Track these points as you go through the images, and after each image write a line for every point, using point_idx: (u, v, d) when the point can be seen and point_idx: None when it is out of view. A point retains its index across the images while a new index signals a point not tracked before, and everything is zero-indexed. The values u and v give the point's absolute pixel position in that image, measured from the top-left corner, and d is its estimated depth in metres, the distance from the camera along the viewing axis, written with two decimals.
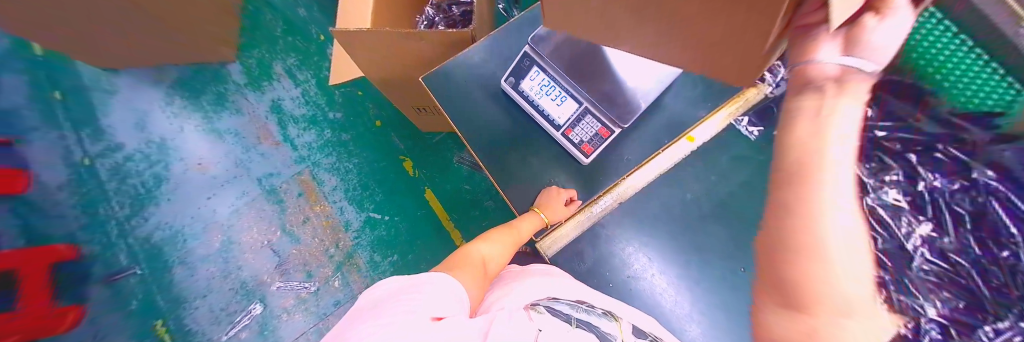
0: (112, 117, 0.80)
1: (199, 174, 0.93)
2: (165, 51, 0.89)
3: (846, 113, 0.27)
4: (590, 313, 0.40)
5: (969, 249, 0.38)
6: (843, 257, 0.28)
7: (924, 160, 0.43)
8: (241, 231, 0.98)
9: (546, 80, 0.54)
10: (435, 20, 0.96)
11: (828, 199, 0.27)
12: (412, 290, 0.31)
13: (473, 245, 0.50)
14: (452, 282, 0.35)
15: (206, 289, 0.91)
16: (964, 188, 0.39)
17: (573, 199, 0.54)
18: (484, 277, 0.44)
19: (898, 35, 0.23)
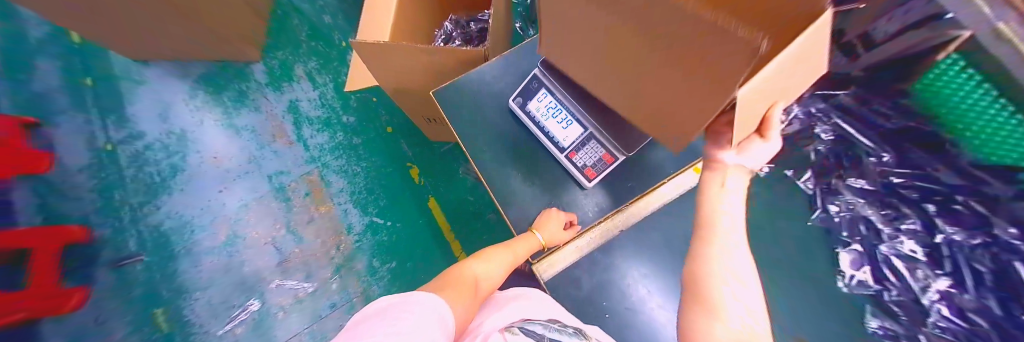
0: (137, 106, 0.89)
1: (214, 167, 0.95)
2: (178, 49, 0.95)
3: (734, 181, 0.40)
4: (563, 333, 0.37)
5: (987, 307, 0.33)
6: (731, 281, 0.38)
7: (942, 210, 0.37)
8: (247, 225, 0.95)
9: (553, 103, 0.54)
10: (452, 34, 0.99)
11: (721, 234, 0.39)
12: (399, 313, 0.30)
13: (468, 263, 0.50)
14: (439, 304, 0.35)
15: (207, 282, 0.87)
16: (985, 244, 0.33)
17: (573, 223, 0.54)
18: (473, 299, 0.43)
19: (764, 155, 0.38)
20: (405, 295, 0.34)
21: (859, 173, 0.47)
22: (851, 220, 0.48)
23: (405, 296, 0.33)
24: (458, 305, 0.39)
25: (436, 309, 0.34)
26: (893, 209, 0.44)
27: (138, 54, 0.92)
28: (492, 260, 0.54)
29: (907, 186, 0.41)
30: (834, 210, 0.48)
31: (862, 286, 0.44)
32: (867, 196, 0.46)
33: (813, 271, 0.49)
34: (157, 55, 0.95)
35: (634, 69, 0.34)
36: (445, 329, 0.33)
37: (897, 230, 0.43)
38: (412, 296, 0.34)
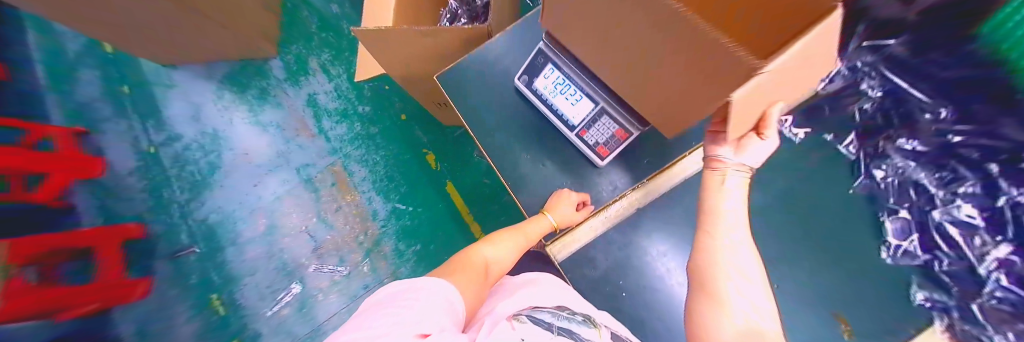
0: (173, 108, 0.99)
1: (246, 162, 1.06)
2: (182, 52, 0.96)
3: (734, 177, 0.37)
4: (571, 321, 0.36)
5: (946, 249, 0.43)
6: (738, 272, 0.33)
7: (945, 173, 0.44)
8: (282, 215, 1.06)
9: (561, 78, 0.52)
10: (458, 12, 0.94)
11: (725, 225, 0.35)
12: (409, 298, 0.28)
13: (478, 247, 0.50)
14: (450, 290, 0.34)
15: (253, 269, 0.99)
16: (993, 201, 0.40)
17: (585, 203, 0.53)
18: (484, 283, 0.43)
19: (762, 154, 0.36)
20: (414, 280, 0.32)
21: (910, 133, 0.45)
22: (898, 183, 0.46)
23: (414, 281, 0.32)
24: (469, 290, 0.38)
25: (447, 295, 0.32)
26: (948, 172, 0.44)
27: (168, 58, 0.99)
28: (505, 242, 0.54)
29: (966, 145, 0.41)
30: (880, 177, 0.46)
31: (906, 256, 0.43)
32: (918, 159, 0.46)
33: (850, 243, 0.45)
34: (162, 56, 0.97)
35: (633, 63, 0.32)
36: (456, 317, 0.31)
37: (952, 194, 0.43)
38: (420, 281, 0.32)
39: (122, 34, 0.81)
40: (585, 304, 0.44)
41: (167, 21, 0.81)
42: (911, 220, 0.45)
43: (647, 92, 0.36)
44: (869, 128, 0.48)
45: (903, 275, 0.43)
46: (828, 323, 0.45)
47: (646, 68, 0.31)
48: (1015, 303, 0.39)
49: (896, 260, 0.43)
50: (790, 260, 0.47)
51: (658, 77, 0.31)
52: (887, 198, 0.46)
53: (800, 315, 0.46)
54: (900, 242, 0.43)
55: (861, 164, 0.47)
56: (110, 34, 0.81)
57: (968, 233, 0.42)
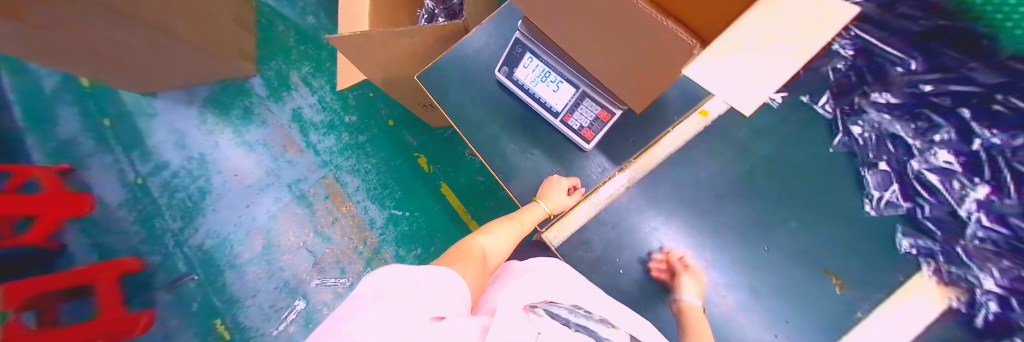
0: (157, 137, 0.98)
1: (237, 184, 1.04)
2: (161, 82, 0.94)
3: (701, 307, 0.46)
4: (589, 318, 0.31)
5: (935, 192, 0.43)
6: None
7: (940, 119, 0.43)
8: (279, 234, 1.04)
9: (540, 65, 0.52)
10: (434, 11, 0.92)
11: None
12: (407, 290, 0.24)
13: (474, 238, 0.49)
14: (449, 277, 0.30)
15: (254, 289, 0.98)
16: (1023, 145, 0.36)
17: (577, 187, 0.53)
18: (483, 273, 0.42)
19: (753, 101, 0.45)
20: (408, 268, 0.28)
21: (884, 86, 0.46)
22: (876, 137, 0.47)
23: (406, 268, 0.28)
24: (471, 276, 0.38)
25: (448, 284, 0.29)
26: (923, 122, 0.44)
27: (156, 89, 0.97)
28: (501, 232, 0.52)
29: (938, 94, 0.42)
30: (857, 133, 0.47)
31: (891, 207, 0.45)
32: (892, 111, 0.46)
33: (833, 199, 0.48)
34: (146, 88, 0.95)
35: (604, 53, 0.38)
36: (462, 304, 0.28)
37: (928, 143, 0.44)
38: (413, 270, 0.28)
39: (102, 68, 0.81)
40: (587, 292, 0.42)
41: (145, 53, 0.80)
42: (891, 172, 0.46)
43: (614, 77, 0.42)
44: (841, 87, 0.49)
45: (888, 224, 0.45)
46: (821, 279, 0.46)
47: (615, 54, 0.36)
48: (996, 241, 0.40)
49: (878, 211, 0.46)
50: (772, 221, 0.49)
51: (623, 62, 0.36)
52: (867, 153, 0.47)
53: (785, 268, 0.48)
54: (882, 193, 0.45)
55: (838, 122, 0.48)
56: (91, 68, 0.80)
57: (946, 178, 0.42)
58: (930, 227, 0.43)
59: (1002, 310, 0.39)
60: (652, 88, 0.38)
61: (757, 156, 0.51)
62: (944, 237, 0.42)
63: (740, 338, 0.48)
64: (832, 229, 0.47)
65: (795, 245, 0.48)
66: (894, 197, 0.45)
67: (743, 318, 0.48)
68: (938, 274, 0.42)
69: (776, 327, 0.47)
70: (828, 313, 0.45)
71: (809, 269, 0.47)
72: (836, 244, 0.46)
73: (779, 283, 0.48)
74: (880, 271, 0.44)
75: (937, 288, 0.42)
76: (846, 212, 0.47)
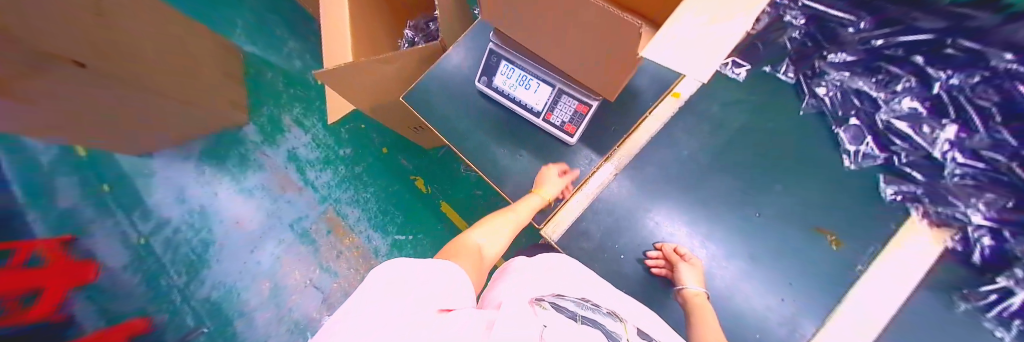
0: None
1: (238, 230, 0.98)
2: None
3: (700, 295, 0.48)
4: (596, 312, 0.31)
5: (908, 137, 0.46)
6: None
7: (899, 69, 0.46)
8: (285, 276, 1.00)
9: (516, 70, 0.54)
10: (415, 39, 0.97)
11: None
12: (410, 284, 0.25)
13: (469, 234, 0.54)
14: (453, 273, 0.32)
15: (265, 335, 0.92)
16: (986, 79, 0.38)
17: (567, 171, 0.54)
18: (482, 266, 0.47)
19: None
20: (411, 264, 0.29)
21: (839, 46, 0.51)
22: (841, 94, 0.51)
23: (409, 265, 0.29)
24: (468, 268, 0.42)
25: (451, 281, 0.30)
26: (883, 74, 0.48)
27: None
28: (495, 227, 0.56)
29: (889, 46, 0.46)
30: (822, 93, 0.52)
31: (869, 159, 0.49)
32: (853, 68, 0.51)
33: (807, 157, 0.51)
34: None
35: (570, 51, 0.42)
36: (466, 300, 0.29)
37: (892, 93, 0.48)
38: (416, 265, 0.29)
39: None
40: (587, 285, 0.42)
41: None
42: (862, 126, 0.49)
43: (582, 73, 0.45)
44: (800, 54, 0.55)
45: (871, 176, 0.49)
46: (817, 237, 0.49)
47: (581, 52, 0.40)
48: (975, 176, 0.43)
49: (857, 165, 0.49)
50: (761, 188, 0.52)
51: (589, 58, 0.40)
52: (835, 111, 0.51)
53: (779, 230, 0.50)
54: (857, 147, 0.49)
55: (802, 85, 0.53)
56: None
57: (915, 123, 0.46)
58: (908, 173, 0.47)
59: (997, 243, 0.43)
60: (614, 82, 0.42)
61: (732, 126, 0.55)
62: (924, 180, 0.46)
63: (749, 304, 0.50)
64: (815, 186, 0.50)
65: (781, 208, 0.51)
66: (869, 149, 0.49)
67: (741, 282, 0.51)
68: (928, 216, 0.46)
69: (782, 291, 0.49)
70: (829, 268, 0.48)
71: (800, 228, 0.50)
72: (811, 201, 0.50)
73: (772, 247, 0.50)
74: (867, 222, 0.47)
75: (932, 231, 0.46)
76: (825, 171, 0.50)
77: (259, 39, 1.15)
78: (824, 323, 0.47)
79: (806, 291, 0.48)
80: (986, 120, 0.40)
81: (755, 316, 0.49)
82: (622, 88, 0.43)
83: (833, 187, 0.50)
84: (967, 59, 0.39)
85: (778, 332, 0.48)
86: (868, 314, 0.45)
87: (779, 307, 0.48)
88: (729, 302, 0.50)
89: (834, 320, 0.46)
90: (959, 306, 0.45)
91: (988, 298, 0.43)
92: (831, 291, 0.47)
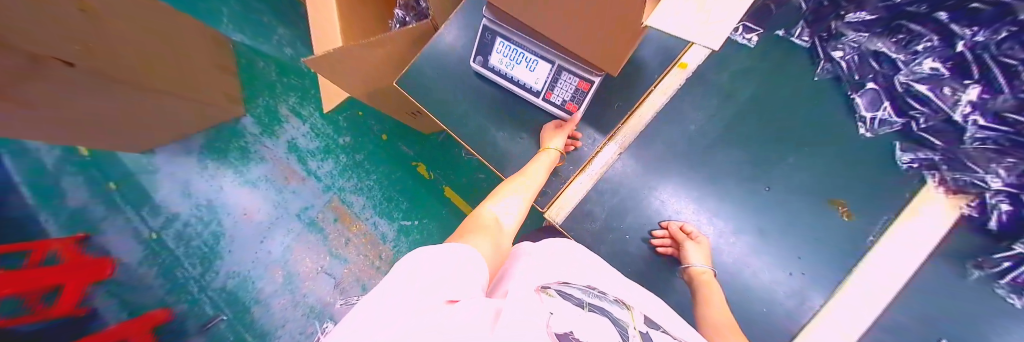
0: (163, 191, 1.00)
1: (247, 222, 1.03)
2: (155, 139, 0.93)
3: (705, 273, 0.47)
4: (602, 299, 0.31)
5: (930, 102, 0.43)
6: None
7: (921, 26, 0.43)
8: (296, 264, 1.03)
9: (512, 47, 0.51)
10: (406, 19, 0.89)
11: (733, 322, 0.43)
12: (424, 278, 0.22)
13: (484, 208, 0.44)
14: (465, 254, 0.28)
15: (284, 319, 0.98)
16: (1012, 35, 0.35)
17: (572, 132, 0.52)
18: (503, 242, 0.37)
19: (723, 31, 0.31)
20: (411, 258, 0.25)
21: (857, 4, 0.47)
22: (858, 57, 0.48)
23: (413, 256, 0.25)
24: (485, 248, 0.33)
25: (459, 264, 0.26)
26: (904, 33, 0.45)
27: (151, 142, 0.95)
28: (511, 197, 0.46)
29: (912, 2, 0.42)
30: (838, 57, 0.49)
31: (886, 126, 0.47)
32: (870, 27, 0.47)
33: (816, 129, 0.50)
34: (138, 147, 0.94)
35: (571, 29, 0.39)
36: (478, 284, 0.25)
37: (913, 54, 0.44)
38: (416, 256, 0.25)
39: (92, 135, 0.77)
40: (590, 271, 0.42)
41: (137, 109, 0.77)
42: (881, 90, 0.47)
43: (584, 50, 0.43)
44: (816, 15, 0.51)
45: (886, 144, 0.48)
46: (825, 208, 0.49)
47: (583, 29, 0.38)
48: (997, 140, 0.40)
49: (872, 132, 0.48)
50: (769, 162, 0.51)
51: (590, 34, 0.38)
52: (851, 75, 0.49)
53: (787, 204, 0.50)
54: (874, 113, 0.47)
55: (816, 50, 0.51)
56: (80, 137, 0.76)
57: (936, 86, 0.42)
58: (926, 139, 0.45)
59: (1015, 208, 0.41)
60: (615, 54, 0.40)
61: (740, 98, 0.53)
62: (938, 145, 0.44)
63: (757, 279, 0.50)
64: (819, 157, 0.50)
65: (789, 182, 0.50)
66: (887, 115, 0.47)
67: (750, 256, 0.51)
68: (944, 184, 0.45)
69: (791, 266, 0.49)
70: (832, 239, 0.48)
71: (808, 201, 0.49)
72: (818, 175, 0.49)
73: (779, 221, 0.50)
74: (875, 196, 0.47)
75: (947, 199, 0.45)
76: (834, 142, 0.50)
77: (247, 28, 1.09)
78: (834, 293, 0.47)
79: (816, 263, 0.49)
80: (1012, 80, 0.37)
81: (762, 288, 0.50)
82: (624, 62, 0.42)
83: (838, 159, 0.49)
84: (995, 14, 0.36)
85: (786, 303, 0.48)
86: (881, 285, 0.45)
87: (787, 281, 0.49)
88: (734, 275, 0.51)
89: (845, 291, 0.47)
90: (972, 274, 0.45)
91: (1002, 265, 0.43)
92: (841, 262, 0.48)
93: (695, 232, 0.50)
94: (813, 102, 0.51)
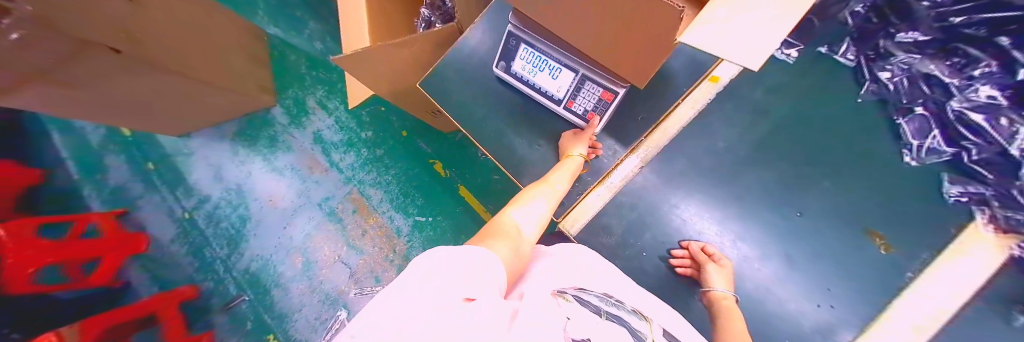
0: (198, 174, 1.07)
1: (272, 208, 1.08)
2: (191, 121, 1.00)
3: (725, 296, 0.46)
4: (620, 309, 0.31)
5: (983, 133, 0.41)
6: None
7: (981, 49, 0.41)
8: (316, 250, 1.07)
9: (536, 54, 0.52)
10: (431, 19, 0.90)
11: None
12: (443, 275, 0.21)
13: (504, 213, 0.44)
14: (479, 257, 0.27)
15: (301, 304, 1.02)
16: None
17: (596, 147, 0.51)
18: (522, 249, 0.37)
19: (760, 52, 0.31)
20: (427, 257, 0.24)
21: (910, 24, 0.45)
22: (908, 79, 0.46)
23: (430, 253, 0.24)
24: (503, 252, 0.33)
25: (472, 265, 0.25)
26: (960, 57, 0.43)
27: (187, 125, 1.01)
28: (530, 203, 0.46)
29: (970, 24, 0.40)
30: (886, 78, 0.47)
31: (934, 154, 0.45)
32: (925, 49, 0.45)
33: (846, 153, 0.48)
34: (175, 128, 1.00)
35: (597, 37, 0.39)
36: (493, 288, 0.25)
37: (968, 79, 0.42)
38: (433, 254, 0.24)
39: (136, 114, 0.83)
40: (606, 279, 0.42)
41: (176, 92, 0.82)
42: (930, 116, 0.45)
43: (609, 60, 0.43)
44: (862, 33, 0.50)
45: (931, 174, 0.46)
46: (857, 235, 0.47)
47: (610, 38, 0.37)
48: None
49: (918, 161, 0.46)
50: (798, 184, 0.49)
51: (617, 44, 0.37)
52: (899, 98, 0.47)
53: (817, 229, 0.48)
54: (921, 141, 0.45)
55: (862, 68, 0.49)
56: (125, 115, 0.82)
57: (993, 116, 0.40)
58: (978, 172, 0.43)
59: None
60: (637, 64, 0.39)
61: (771, 117, 0.51)
62: (987, 178, 0.42)
63: (781, 308, 0.48)
64: (848, 182, 0.48)
65: (819, 206, 0.48)
66: (936, 144, 0.45)
67: (776, 281, 0.49)
68: (994, 221, 0.42)
69: (818, 297, 0.47)
70: (863, 268, 0.46)
71: (837, 227, 0.48)
72: (848, 202, 0.48)
73: (807, 246, 0.48)
74: (910, 227, 0.45)
75: (996, 237, 0.42)
76: (866, 169, 0.48)
77: (282, 22, 1.14)
78: (863, 332, 0.45)
79: (844, 296, 0.46)
80: None
81: (785, 319, 0.48)
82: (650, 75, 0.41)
83: (868, 184, 0.47)
84: None
85: (812, 337, 0.47)
86: (914, 321, 0.43)
87: (814, 313, 0.47)
88: (758, 302, 0.49)
89: (880, 326, 0.45)
90: (1018, 320, 0.42)
91: None
92: (875, 297, 0.45)
93: (716, 253, 0.49)
94: (849, 128, 0.49)
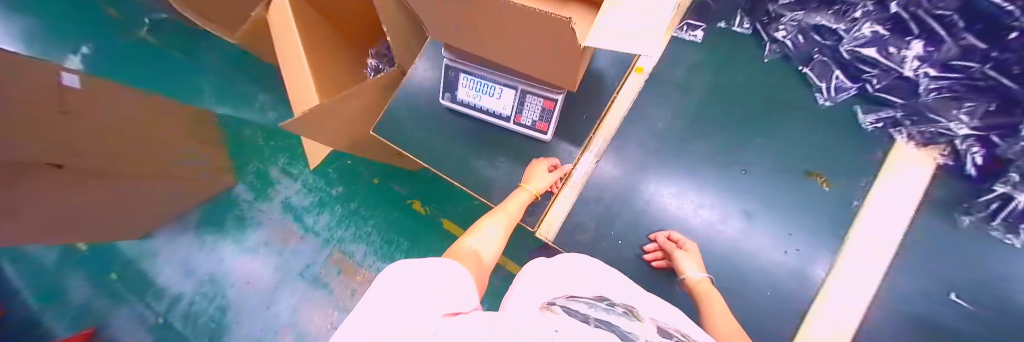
0: (164, 274, 1.00)
1: (251, 291, 1.01)
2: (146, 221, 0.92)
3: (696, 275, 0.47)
4: (611, 311, 0.24)
5: (879, 63, 0.48)
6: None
7: None
8: (306, 323, 0.99)
9: (477, 79, 0.54)
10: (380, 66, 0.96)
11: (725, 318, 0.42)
12: (415, 289, 0.22)
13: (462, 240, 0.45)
14: (451, 272, 0.27)
15: None
16: None
17: (557, 166, 0.52)
18: (483, 270, 0.40)
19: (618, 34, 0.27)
20: (401, 272, 0.25)
21: None
22: (800, 33, 0.53)
23: (405, 269, 0.25)
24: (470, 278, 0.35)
25: (444, 281, 0.25)
26: (839, 4, 0.49)
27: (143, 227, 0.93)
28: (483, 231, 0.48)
29: None
30: (782, 37, 0.54)
31: (841, 91, 0.51)
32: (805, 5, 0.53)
33: (770, 107, 0.53)
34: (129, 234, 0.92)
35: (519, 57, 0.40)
36: (468, 302, 0.24)
37: (852, 21, 0.48)
38: (407, 270, 0.25)
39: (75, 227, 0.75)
40: (598, 278, 0.40)
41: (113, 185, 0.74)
42: (829, 60, 0.52)
43: (539, 75, 0.44)
44: (752, 7, 0.57)
45: (848, 109, 0.51)
46: (806, 179, 0.50)
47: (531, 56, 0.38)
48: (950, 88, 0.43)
49: (831, 100, 0.51)
50: (740, 142, 0.52)
51: (540, 61, 0.39)
52: (798, 54, 0.54)
53: (769, 181, 0.51)
54: (828, 82, 0.51)
55: (760, 33, 0.56)
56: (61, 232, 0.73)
57: (882, 47, 0.46)
58: (885, 99, 0.49)
59: (986, 149, 0.43)
60: (566, 74, 0.40)
61: (699, 89, 0.55)
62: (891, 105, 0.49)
63: (754, 261, 0.49)
64: (783, 130, 0.52)
65: (765, 158, 0.51)
66: (841, 82, 0.51)
67: (756, 240, 0.50)
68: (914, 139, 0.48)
69: (785, 242, 0.49)
70: (827, 209, 0.48)
71: (787, 175, 0.50)
72: (788, 147, 0.51)
73: (769, 197, 0.50)
74: (844, 160, 0.49)
75: (920, 152, 0.48)
76: (794, 117, 0.52)
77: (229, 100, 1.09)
78: (838, 262, 0.46)
79: (808, 238, 0.48)
80: (944, 28, 0.40)
81: (764, 273, 0.48)
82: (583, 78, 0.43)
83: (800, 129, 0.51)
84: None
85: (788, 282, 0.47)
86: (874, 237, 0.46)
87: (785, 260, 0.48)
88: (737, 263, 0.50)
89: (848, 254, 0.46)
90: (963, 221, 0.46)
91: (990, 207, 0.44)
92: (839, 229, 0.47)
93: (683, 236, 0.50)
94: (766, 85, 0.54)
